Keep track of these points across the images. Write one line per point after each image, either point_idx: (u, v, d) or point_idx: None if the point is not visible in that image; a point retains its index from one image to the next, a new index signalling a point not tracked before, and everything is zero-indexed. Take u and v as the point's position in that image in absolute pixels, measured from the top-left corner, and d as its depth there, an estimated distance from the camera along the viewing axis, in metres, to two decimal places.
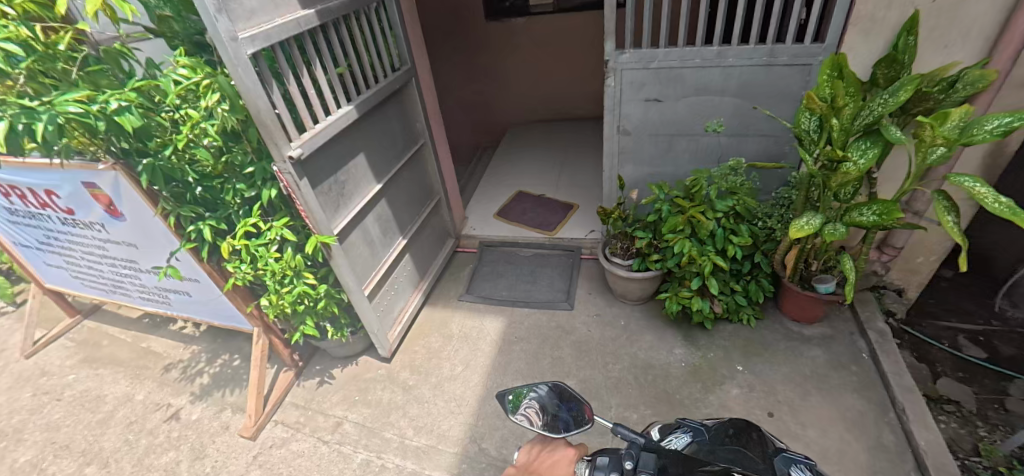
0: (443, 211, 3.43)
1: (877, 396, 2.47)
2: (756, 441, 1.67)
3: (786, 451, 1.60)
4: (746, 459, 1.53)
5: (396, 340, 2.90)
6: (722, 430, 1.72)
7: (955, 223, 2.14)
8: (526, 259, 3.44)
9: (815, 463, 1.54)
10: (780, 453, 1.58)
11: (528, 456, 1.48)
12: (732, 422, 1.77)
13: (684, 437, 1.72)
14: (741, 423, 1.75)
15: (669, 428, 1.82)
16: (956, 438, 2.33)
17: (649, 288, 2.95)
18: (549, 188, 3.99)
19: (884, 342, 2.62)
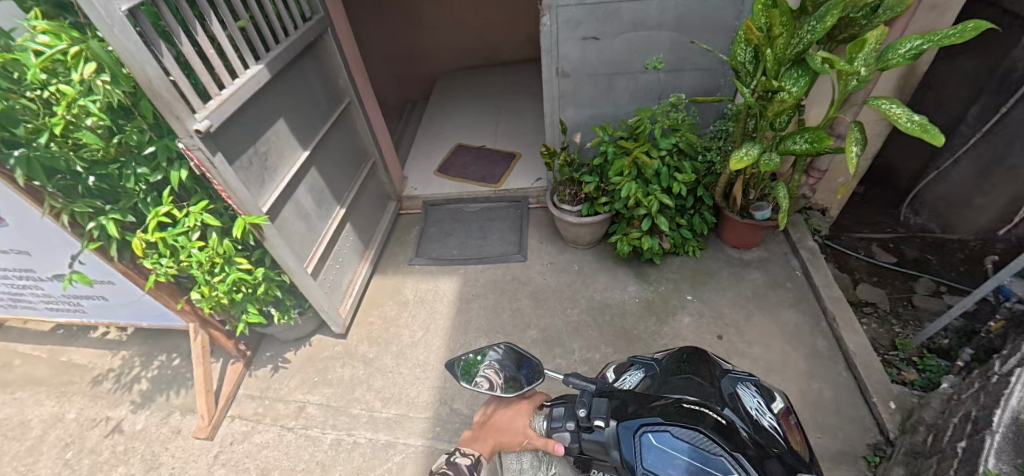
0: (381, 173, 3.22)
1: (812, 309, 2.68)
2: (702, 361, 1.57)
3: (734, 374, 1.54)
4: (694, 382, 1.46)
5: (349, 315, 2.77)
6: (671, 358, 1.63)
7: (859, 154, 2.17)
8: (473, 215, 3.35)
9: (756, 379, 1.56)
10: (728, 374, 1.55)
11: (483, 417, 1.52)
12: (684, 349, 1.65)
13: (637, 374, 1.61)
14: (686, 349, 1.66)
15: (622, 368, 1.71)
16: (876, 336, 2.59)
17: (599, 231, 2.97)
18: (488, 139, 3.86)
19: (814, 258, 2.82)
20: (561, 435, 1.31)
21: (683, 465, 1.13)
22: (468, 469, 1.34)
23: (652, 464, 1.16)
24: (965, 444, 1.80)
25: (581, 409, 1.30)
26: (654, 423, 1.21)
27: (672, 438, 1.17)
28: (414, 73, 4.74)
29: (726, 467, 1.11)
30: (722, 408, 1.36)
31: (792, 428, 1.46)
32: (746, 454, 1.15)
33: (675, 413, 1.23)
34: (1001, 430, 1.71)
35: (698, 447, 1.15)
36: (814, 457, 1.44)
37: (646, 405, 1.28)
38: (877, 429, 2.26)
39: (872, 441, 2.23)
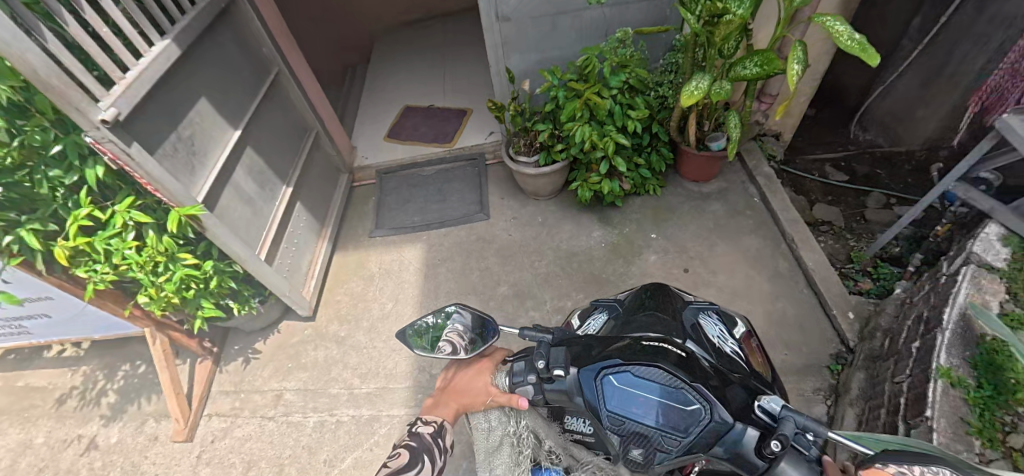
0: (326, 145, 3.06)
1: (772, 233, 2.73)
2: (665, 295, 1.52)
3: (698, 305, 1.52)
4: (658, 317, 1.39)
5: (313, 296, 2.69)
6: (634, 297, 1.57)
7: (800, 70, 2.10)
8: (430, 178, 3.25)
9: (717, 306, 1.56)
10: (692, 305, 1.53)
11: (444, 381, 1.24)
12: (647, 288, 1.60)
13: (601, 318, 1.54)
14: (648, 287, 1.62)
15: (586, 313, 1.65)
16: (834, 252, 2.67)
17: (558, 181, 2.92)
18: (436, 97, 3.70)
19: (771, 183, 2.85)
20: (524, 389, 1.11)
21: (647, 403, 0.97)
22: (432, 440, 1.11)
23: (616, 407, 0.99)
24: (918, 343, 1.89)
25: (537, 359, 1.09)
26: (616, 364, 1.03)
27: (635, 378, 1.00)
28: (346, 37, 4.45)
29: (690, 400, 0.97)
30: (686, 341, 1.27)
31: (753, 350, 1.49)
32: (711, 386, 1.01)
33: (635, 350, 1.07)
34: (950, 327, 1.80)
35: (663, 384, 0.98)
36: (775, 375, 1.49)
37: (605, 347, 1.12)
38: (839, 340, 2.36)
39: (835, 351, 2.34)
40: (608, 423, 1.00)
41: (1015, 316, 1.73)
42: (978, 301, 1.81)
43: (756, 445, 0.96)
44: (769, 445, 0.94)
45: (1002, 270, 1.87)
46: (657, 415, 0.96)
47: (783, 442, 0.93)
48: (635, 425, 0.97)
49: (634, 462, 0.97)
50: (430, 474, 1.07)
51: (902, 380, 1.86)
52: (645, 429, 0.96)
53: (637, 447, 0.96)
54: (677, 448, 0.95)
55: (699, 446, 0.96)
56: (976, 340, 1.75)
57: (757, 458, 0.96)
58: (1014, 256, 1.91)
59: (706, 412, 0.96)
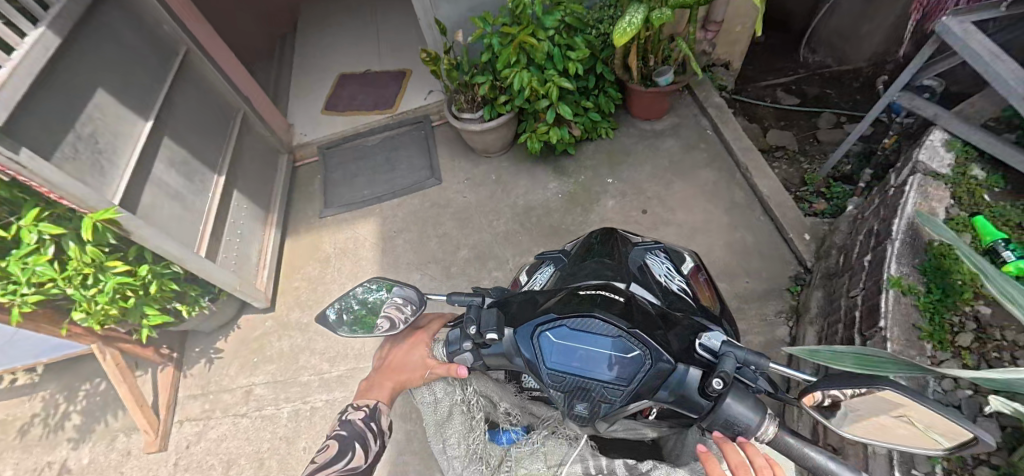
0: (257, 126, 2.87)
1: (726, 164, 2.71)
2: (612, 241, 1.51)
3: (645, 246, 1.51)
4: (604, 262, 1.36)
5: (269, 286, 2.59)
6: (580, 245, 1.55)
7: None
8: (376, 148, 3.10)
9: (664, 245, 1.55)
10: (638, 246, 1.52)
11: (380, 358, 1.19)
12: (592, 235, 1.58)
13: (548, 270, 1.51)
14: (596, 232, 1.60)
15: (534, 268, 1.61)
16: (788, 177, 2.68)
17: (507, 135, 2.82)
18: (372, 61, 3.49)
19: (722, 114, 2.81)
20: (461, 358, 1.06)
21: (589, 356, 0.92)
22: (364, 426, 1.11)
23: (557, 363, 0.93)
24: (870, 257, 1.92)
25: (470, 323, 1.03)
26: (553, 320, 0.97)
27: (573, 332, 0.95)
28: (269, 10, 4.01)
29: (629, 347, 0.93)
30: (631, 284, 1.25)
31: (701, 284, 1.49)
32: (654, 332, 0.98)
33: (572, 304, 1.02)
34: (899, 238, 1.82)
35: (602, 334, 0.94)
36: (723, 307, 1.50)
37: (541, 305, 1.06)
38: (797, 261, 2.40)
39: (793, 273, 2.37)
40: (549, 380, 0.94)
41: (960, 220, 1.78)
42: (925, 210, 1.83)
43: (700, 384, 0.94)
44: (713, 384, 0.91)
45: (946, 176, 1.90)
46: (597, 366, 0.91)
47: (726, 379, 0.91)
48: (577, 379, 0.92)
49: (578, 417, 0.92)
50: (364, 460, 1.09)
51: (857, 294, 1.89)
52: (586, 381, 0.91)
53: (581, 402, 0.91)
54: (623, 396, 0.91)
55: (645, 392, 0.92)
56: (923, 247, 1.78)
57: (701, 397, 0.94)
58: (956, 161, 1.94)
59: (647, 358, 0.92)
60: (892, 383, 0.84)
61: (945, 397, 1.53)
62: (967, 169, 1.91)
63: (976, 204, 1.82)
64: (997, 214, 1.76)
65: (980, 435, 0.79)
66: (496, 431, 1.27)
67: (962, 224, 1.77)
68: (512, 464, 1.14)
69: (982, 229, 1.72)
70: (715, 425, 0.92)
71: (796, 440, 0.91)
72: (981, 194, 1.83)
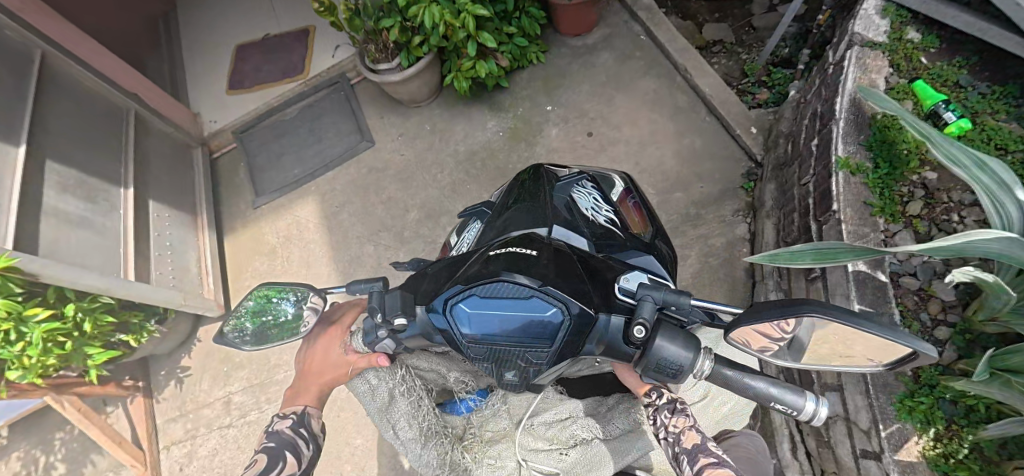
0: (156, 123, 2.59)
1: (665, 69, 2.59)
2: (535, 180, 1.42)
3: (572, 179, 1.43)
4: (528, 208, 1.27)
5: (217, 292, 2.44)
6: (504, 194, 1.47)
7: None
8: (296, 121, 2.83)
9: (588, 174, 1.47)
10: (563, 180, 1.43)
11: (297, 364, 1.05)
12: (515, 180, 1.49)
13: (475, 226, 1.42)
14: (519, 176, 1.52)
15: (461, 227, 1.51)
16: (728, 71, 2.67)
17: (432, 79, 2.57)
18: (268, 24, 3.12)
19: (653, 16, 2.64)
20: (383, 347, 0.96)
21: (504, 323, 0.82)
22: (292, 433, 0.93)
23: (476, 336, 0.84)
24: (817, 141, 1.88)
25: (375, 310, 0.93)
26: (460, 292, 0.86)
27: (484, 301, 0.83)
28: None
29: (544, 304, 0.82)
30: (553, 227, 1.18)
31: (630, 210, 1.43)
32: (572, 286, 0.88)
33: (485, 269, 0.92)
34: (843, 116, 1.78)
35: (513, 297, 0.83)
36: (657, 228, 1.43)
37: (453, 275, 0.96)
38: (747, 157, 2.37)
39: (745, 170, 2.35)
40: (472, 353, 0.86)
41: (900, 88, 1.77)
42: (864, 84, 1.80)
43: (623, 331, 0.87)
44: (634, 333, 0.84)
45: (884, 44, 1.86)
46: (519, 332, 0.82)
47: (647, 326, 0.84)
48: (496, 348, 0.83)
49: (510, 384, 0.86)
50: (298, 468, 0.90)
51: (808, 182, 1.87)
52: (508, 349, 0.82)
53: (509, 370, 0.84)
54: (547, 357, 0.82)
55: (568, 350, 0.84)
56: (867, 122, 1.75)
57: (625, 344, 0.88)
58: (892, 26, 1.89)
59: (563, 313, 0.83)
60: (816, 308, 0.76)
61: (902, 267, 1.58)
62: (903, 33, 1.87)
63: (914, 70, 1.81)
64: (934, 75, 1.77)
65: (918, 349, 0.73)
66: (452, 402, 1.20)
67: (903, 91, 1.76)
68: (479, 429, 1.21)
69: (922, 93, 1.72)
70: (648, 370, 0.84)
71: (734, 372, 0.89)
72: (918, 58, 1.82)
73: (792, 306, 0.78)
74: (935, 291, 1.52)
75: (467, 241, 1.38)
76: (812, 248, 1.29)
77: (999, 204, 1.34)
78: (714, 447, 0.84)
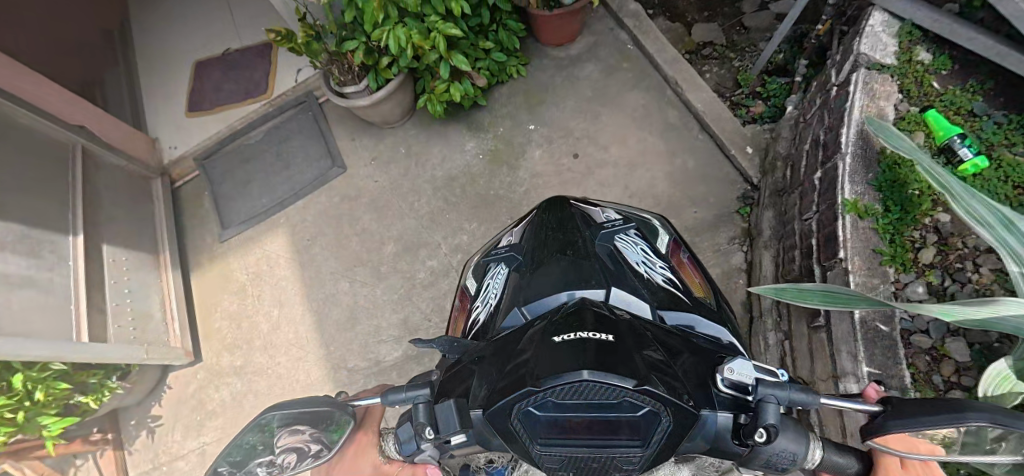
0: (107, 156, 2.39)
1: (654, 81, 2.41)
2: (570, 226, 1.37)
3: (610, 227, 1.38)
4: (571, 258, 1.20)
5: (185, 339, 2.29)
6: (532, 236, 1.39)
7: None
8: (262, 145, 2.64)
9: (632, 224, 1.42)
10: (606, 230, 1.38)
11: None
12: (543, 221, 1.43)
13: (502, 272, 1.34)
14: (548, 206, 1.49)
15: (483, 273, 1.44)
16: (720, 81, 2.54)
17: (405, 99, 2.37)
18: (226, 37, 2.89)
19: (640, 23, 2.45)
20: (424, 458, 0.82)
21: (587, 428, 0.61)
22: None
23: (544, 444, 0.62)
24: (820, 175, 1.73)
25: (423, 427, 0.76)
26: (530, 392, 0.63)
27: (561, 406, 0.61)
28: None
29: (636, 404, 0.60)
30: (609, 288, 1.09)
31: (683, 263, 1.42)
32: (662, 374, 0.66)
33: (547, 356, 0.69)
34: (850, 151, 1.62)
35: (599, 399, 0.60)
36: (710, 283, 1.40)
37: (505, 367, 0.75)
38: (743, 179, 2.23)
39: (741, 192, 2.21)
40: (542, 464, 0.64)
41: (911, 117, 1.63)
42: (873, 113, 1.65)
43: (736, 426, 0.73)
44: (754, 436, 0.69)
45: (892, 67, 1.71)
46: (604, 437, 0.61)
47: (769, 431, 0.68)
48: (575, 457, 0.62)
49: None
50: None
51: (811, 218, 1.73)
52: (591, 458, 0.62)
53: None
54: (640, 462, 0.62)
55: (668, 452, 0.63)
56: (876, 157, 1.60)
57: (734, 442, 0.74)
58: (900, 46, 1.74)
59: (663, 412, 0.61)
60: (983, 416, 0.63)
61: (914, 323, 1.45)
62: (913, 54, 1.72)
63: (925, 96, 1.67)
64: (947, 104, 1.64)
65: None
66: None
67: (915, 121, 1.63)
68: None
69: (935, 124, 1.59)
70: (758, 463, 0.74)
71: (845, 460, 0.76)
72: (929, 82, 1.68)
73: (944, 409, 0.66)
74: (948, 351, 1.41)
75: (494, 291, 1.30)
76: (821, 287, 1.18)
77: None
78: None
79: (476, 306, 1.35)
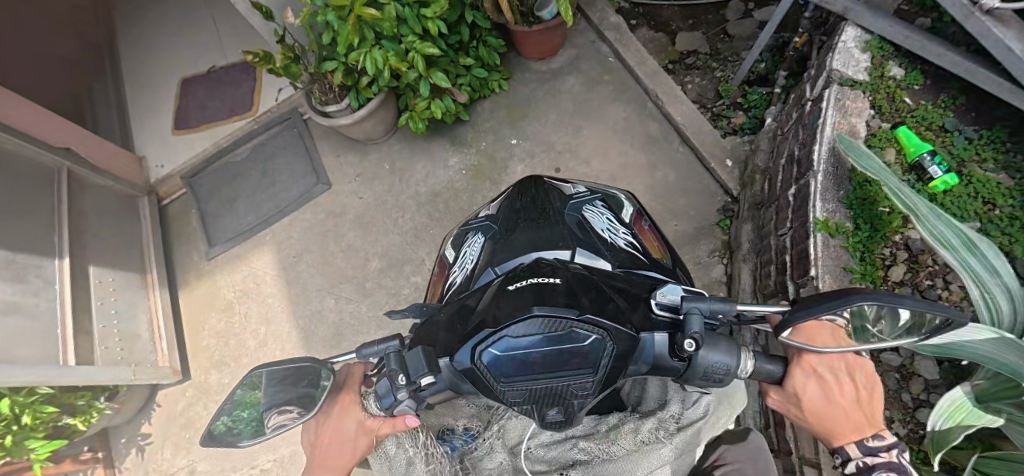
0: (92, 177, 2.41)
1: (635, 94, 2.42)
2: (543, 200, 1.39)
3: (577, 199, 1.39)
4: (540, 227, 1.23)
5: (173, 357, 2.31)
6: (508, 209, 1.40)
7: None
8: (248, 162, 2.65)
9: (601, 197, 1.44)
10: (573, 201, 1.40)
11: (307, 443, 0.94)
12: (518, 196, 1.45)
13: (478, 241, 1.35)
14: (523, 185, 1.51)
15: (461, 241, 1.45)
16: (702, 92, 2.55)
17: (388, 116, 2.39)
18: (212, 54, 2.91)
19: (621, 36, 2.46)
20: (403, 410, 0.87)
21: (544, 360, 0.71)
22: None
23: (505, 380, 0.73)
24: (794, 191, 1.73)
25: (396, 373, 0.82)
26: (489, 334, 0.74)
27: (518, 341, 0.72)
28: (89, 6, 3.26)
29: (584, 333, 0.71)
30: (575, 249, 1.13)
31: (644, 230, 1.41)
32: (606, 310, 0.78)
33: (504, 304, 0.80)
34: (822, 169, 1.63)
35: (552, 332, 0.71)
36: (672, 252, 1.41)
37: (466, 319, 0.85)
38: (723, 191, 2.24)
39: (721, 204, 2.23)
40: (510, 399, 0.75)
41: (882, 134, 1.65)
42: (844, 131, 1.66)
43: (670, 346, 0.81)
44: (685, 346, 0.76)
45: (865, 83, 1.72)
46: (562, 367, 0.71)
47: (698, 339, 0.76)
48: (535, 389, 0.72)
49: (553, 425, 0.75)
50: None
51: (785, 234, 1.73)
52: (549, 388, 0.72)
53: (553, 411, 0.73)
54: (593, 387, 0.72)
55: (614, 376, 0.74)
56: (847, 175, 1.61)
57: (671, 359, 0.82)
58: (873, 62, 1.75)
59: (607, 339, 0.72)
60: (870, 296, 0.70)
61: None
62: (885, 69, 1.73)
63: (898, 112, 1.68)
64: (918, 120, 1.65)
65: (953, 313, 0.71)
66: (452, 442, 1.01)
67: (886, 138, 1.64)
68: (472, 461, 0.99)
69: (906, 141, 1.60)
70: (694, 379, 0.81)
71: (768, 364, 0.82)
72: (901, 98, 1.69)
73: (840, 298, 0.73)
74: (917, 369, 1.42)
75: (469, 256, 1.30)
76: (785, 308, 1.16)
77: (993, 305, 1.24)
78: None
79: (452, 271, 1.34)
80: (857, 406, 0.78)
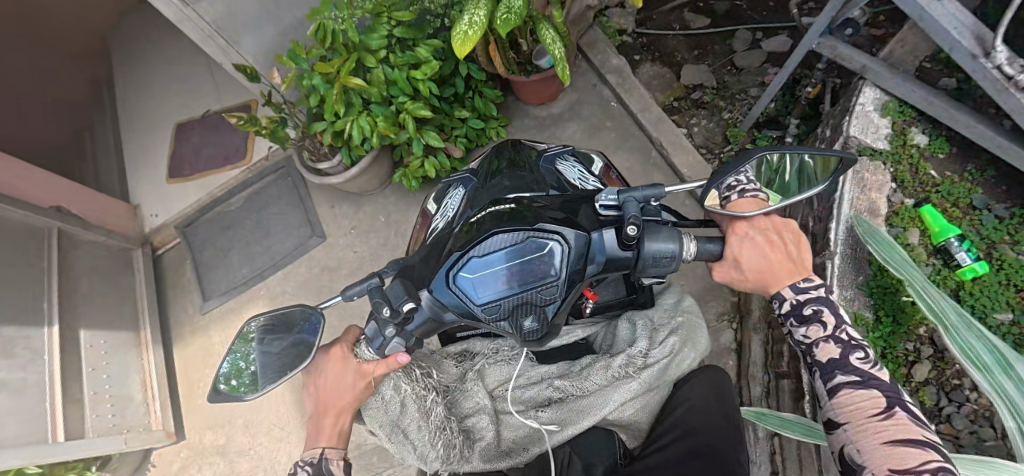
0: (85, 233, 2.37)
1: (639, 141, 2.32)
2: (517, 153, 1.43)
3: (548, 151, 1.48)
4: (518, 175, 1.28)
5: (166, 419, 2.27)
6: (487, 161, 1.46)
7: None
8: (242, 212, 2.59)
9: (571, 150, 1.51)
10: (544, 154, 1.47)
11: (312, 398, 1.16)
12: (495, 149, 1.50)
13: (459, 192, 1.40)
14: (499, 145, 1.52)
15: (442, 195, 1.49)
16: (709, 135, 2.43)
17: (382, 170, 2.32)
18: (206, 98, 2.86)
19: (624, 80, 2.35)
20: (392, 348, 1.00)
21: (516, 274, 0.87)
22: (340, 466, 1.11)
23: (487, 295, 0.88)
24: None
25: (380, 305, 0.94)
26: (459, 258, 0.90)
27: (488, 258, 0.88)
28: (81, 49, 3.21)
29: (543, 242, 0.88)
30: (549, 191, 1.23)
31: (612, 180, 1.54)
32: (555, 219, 0.94)
33: (469, 231, 0.96)
34: (839, 250, 1.50)
35: (514, 247, 0.88)
36: None
37: (439, 254, 0.99)
38: None
39: None
40: (488, 315, 0.90)
41: (904, 212, 1.52)
42: (864, 209, 1.54)
43: (617, 240, 0.96)
44: (628, 232, 0.93)
45: (885, 153, 1.60)
46: (530, 279, 0.88)
47: (638, 224, 0.93)
48: (510, 299, 0.88)
49: (532, 333, 0.89)
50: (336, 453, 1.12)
51: None
52: (521, 296, 0.88)
53: (528, 318, 0.88)
54: (557, 293, 0.89)
55: (574, 276, 0.91)
56: (866, 258, 1.49)
57: (623, 250, 0.97)
58: (893, 128, 1.63)
59: (561, 244, 0.89)
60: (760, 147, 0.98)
61: None
62: (907, 137, 1.61)
63: (921, 185, 1.55)
64: (944, 195, 1.52)
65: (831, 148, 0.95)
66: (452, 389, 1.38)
67: (908, 217, 1.51)
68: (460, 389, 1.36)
69: (931, 221, 1.47)
70: (646, 268, 0.97)
71: (711, 245, 1.03)
72: (926, 169, 1.56)
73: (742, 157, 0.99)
74: None
75: (450, 206, 1.34)
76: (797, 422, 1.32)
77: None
78: (853, 361, 0.99)
79: (434, 220, 1.40)
80: (785, 257, 1.02)
